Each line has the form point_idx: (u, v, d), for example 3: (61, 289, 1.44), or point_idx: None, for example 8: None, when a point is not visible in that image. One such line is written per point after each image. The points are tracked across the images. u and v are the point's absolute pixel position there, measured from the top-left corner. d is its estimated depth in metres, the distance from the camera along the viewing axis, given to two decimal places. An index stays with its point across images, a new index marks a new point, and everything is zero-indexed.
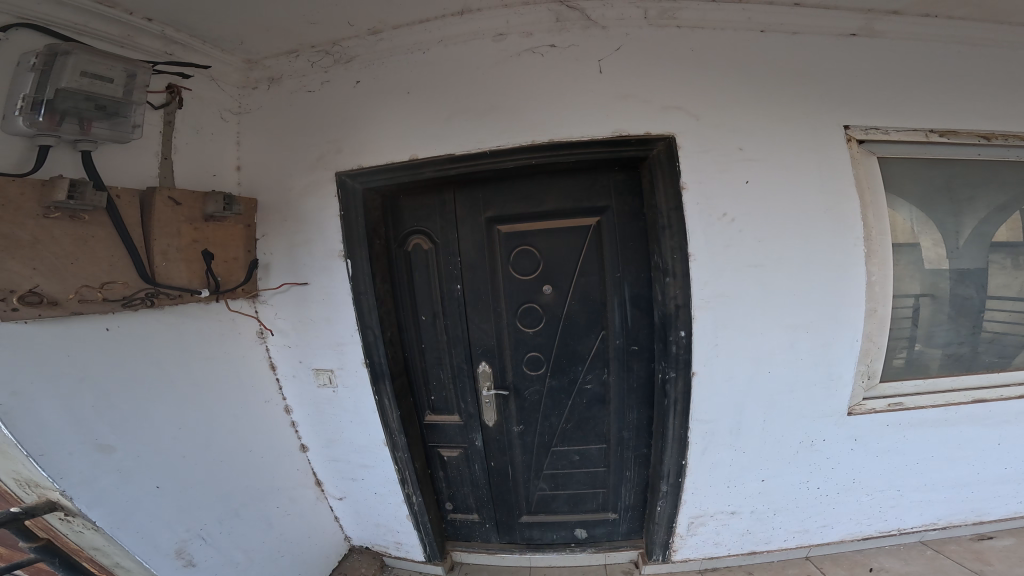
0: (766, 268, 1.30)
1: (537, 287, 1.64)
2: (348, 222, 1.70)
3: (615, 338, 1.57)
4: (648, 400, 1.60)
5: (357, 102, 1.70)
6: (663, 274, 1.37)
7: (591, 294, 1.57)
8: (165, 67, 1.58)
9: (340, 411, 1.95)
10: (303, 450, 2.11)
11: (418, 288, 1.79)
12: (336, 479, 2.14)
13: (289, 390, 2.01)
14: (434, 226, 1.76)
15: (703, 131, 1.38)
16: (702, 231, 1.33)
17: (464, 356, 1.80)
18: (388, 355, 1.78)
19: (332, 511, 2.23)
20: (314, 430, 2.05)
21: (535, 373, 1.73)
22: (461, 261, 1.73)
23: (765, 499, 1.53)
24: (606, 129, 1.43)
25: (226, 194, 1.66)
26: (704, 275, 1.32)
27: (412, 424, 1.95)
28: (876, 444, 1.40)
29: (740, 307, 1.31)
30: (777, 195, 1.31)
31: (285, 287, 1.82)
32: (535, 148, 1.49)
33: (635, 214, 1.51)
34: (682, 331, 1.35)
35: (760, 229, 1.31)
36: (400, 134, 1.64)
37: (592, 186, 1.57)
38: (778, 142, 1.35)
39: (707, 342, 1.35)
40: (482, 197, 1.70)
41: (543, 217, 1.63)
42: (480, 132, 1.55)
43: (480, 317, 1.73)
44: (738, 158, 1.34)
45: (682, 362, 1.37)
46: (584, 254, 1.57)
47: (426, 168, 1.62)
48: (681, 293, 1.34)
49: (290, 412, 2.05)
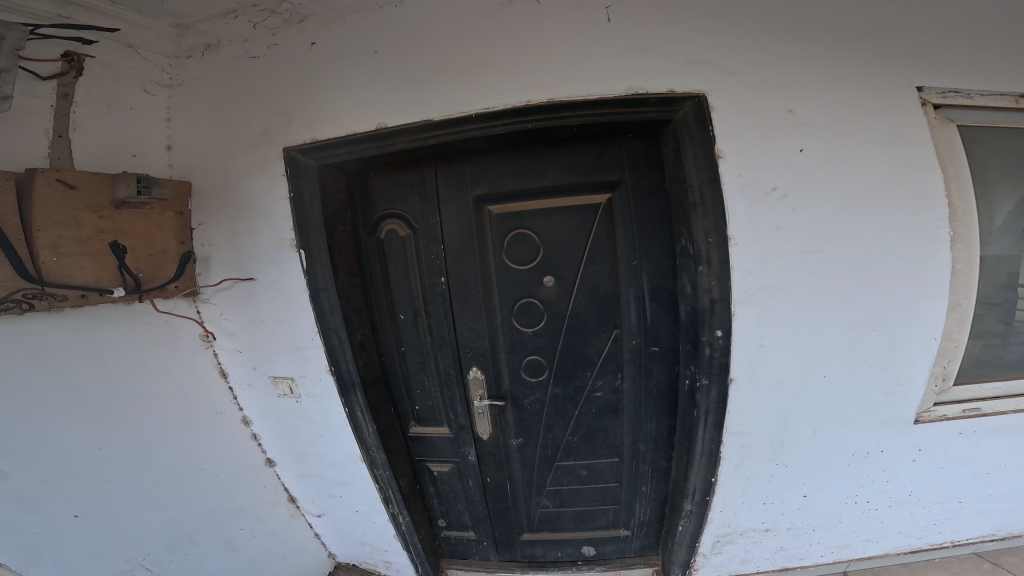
0: (827, 254, 1.03)
1: (536, 280, 1.36)
2: (300, 206, 1.38)
3: (631, 338, 1.31)
4: (672, 410, 1.36)
5: (310, 68, 1.37)
6: (693, 261, 1.11)
7: (601, 288, 1.30)
8: (54, 32, 1.21)
9: (306, 424, 1.68)
10: (270, 464, 1.83)
11: (394, 282, 1.50)
12: (312, 496, 1.88)
13: (245, 400, 1.71)
14: (410, 208, 1.46)
15: (744, 92, 1.07)
16: (744, 210, 1.04)
17: (453, 361, 1.54)
18: (361, 360, 1.51)
19: (313, 528, 1.98)
20: (281, 444, 1.77)
21: (535, 380, 1.47)
22: (445, 249, 1.43)
23: (804, 515, 1.34)
24: (619, 88, 1.13)
25: (142, 175, 1.33)
26: (749, 263, 1.05)
27: (394, 437, 1.70)
28: (942, 454, 1.19)
29: (792, 301, 1.06)
30: (839, 163, 1.03)
31: (228, 284, 1.52)
32: (530, 111, 1.19)
33: (654, 190, 1.23)
34: (718, 331, 1.10)
35: (824, 204, 1.03)
36: (361, 100, 1.32)
37: (599, 158, 1.29)
38: (840, 99, 1.05)
39: (747, 345, 1.10)
40: (467, 173, 1.41)
41: (542, 195, 1.34)
42: (461, 95, 1.24)
43: (469, 315, 1.45)
44: (787, 122, 1.05)
45: (716, 366, 1.13)
46: (593, 238, 1.29)
47: (396, 137, 1.31)
48: (716, 284, 1.08)
49: (250, 425, 1.75)
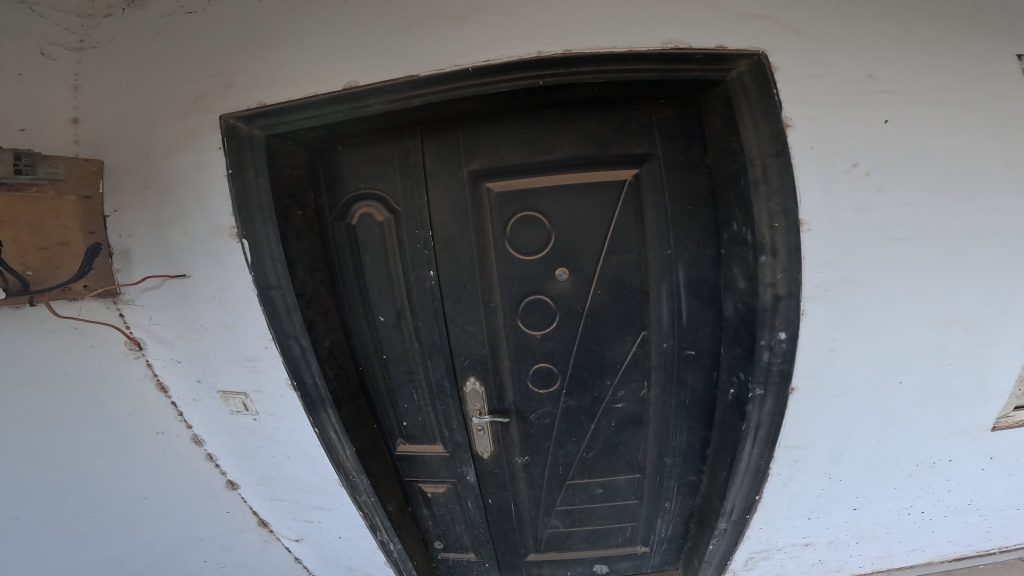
0: (919, 242, 0.84)
1: (549, 275, 1.11)
2: (245, 187, 1.08)
3: (662, 341, 1.11)
4: (709, 419, 1.18)
5: (249, 15, 1.04)
6: (747, 252, 0.91)
7: (627, 283, 1.07)
8: None
9: (269, 445, 1.42)
10: (231, 488, 1.52)
11: (370, 278, 1.21)
12: (287, 520, 1.59)
13: (194, 416, 1.41)
14: (390, 188, 1.17)
15: (816, 49, 0.84)
16: (818, 189, 0.83)
17: (448, 370, 1.29)
18: (331, 373, 1.24)
19: (291, 552, 1.68)
20: (245, 465, 1.48)
21: (546, 393, 1.25)
22: (435, 238, 1.16)
23: (850, 529, 1.20)
24: (656, 40, 0.88)
25: (22, 149, 1.00)
26: (823, 253, 0.85)
27: (379, 458, 1.46)
28: (1013, 461, 1.07)
29: (873, 299, 0.87)
30: (930, 137, 0.83)
31: (158, 282, 1.23)
32: (539, 65, 0.93)
33: (694, 165, 1.00)
34: (782, 333, 0.91)
35: (921, 181, 0.83)
36: (319, 55, 1.01)
37: (623, 129, 1.05)
38: (932, 62, 0.83)
39: (815, 350, 0.91)
40: (461, 146, 1.14)
41: (553, 172, 1.09)
42: (449, 47, 0.96)
43: (466, 316, 1.20)
44: (866, 90, 0.83)
45: (775, 375, 0.95)
46: (617, 224, 1.05)
47: (367, 97, 1.02)
48: (784, 278, 0.87)
49: (202, 444, 1.45)
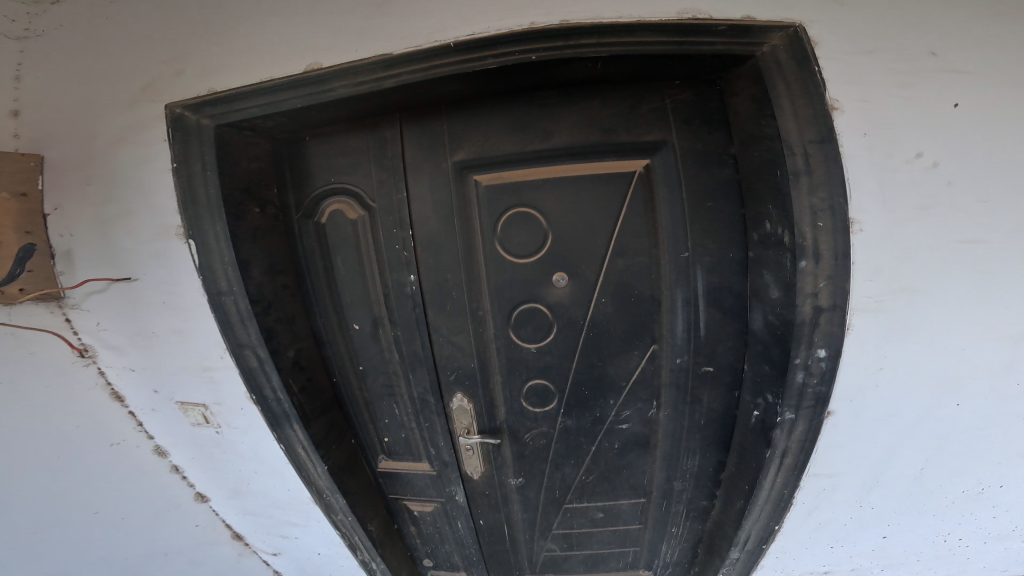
0: (992, 245, 0.70)
1: (546, 279, 0.97)
2: (193, 183, 0.94)
3: (674, 357, 0.97)
4: (727, 442, 1.05)
5: None
6: (784, 257, 0.77)
7: (635, 289, 0.93)
8: None
9: (236, 460, 1.30)
10: (201, 500, 1.40)
11: (342, 281, 1.06)
12: (263, 534, 1.47)
13: (154, 427, 1.28)
14: (365, 181, 1.01)
15: (874, 20, 0.68)
16: (874, 184, 0.69)
17: (433, 385, 1.15)
18: (298, 387, 1.10)
19: (268, 567, 1.54)
20: (213, 478, 1.36)
21: (541, 412, 1.12)
22: (415, 237, 1.00)
23: (876, 557, 1.04)
24: (671, 10, 0.73)
25: None
26: (878, 259, 0.71)
27: (357, 475, 1.33)
28: None
29: (933, 311, 0.73)
30: (1008, 126, 0.68)
31: (103, 285, 1.09)
32: (532, 39, 0.78)
33: (717, 156, 0.86)
34: (822, 350, 0.77)
35: (999, 175, 0.68)
36: (274, 34, 0.86)
37: (633, 113, 0.90)
38: (1015, 36, 0.67)
39: (859, 370, 0.78)
40: (444, 134, 0.99)
41: (551, 163, 0.94)
42: (426, 20, 0.80)
43: (450, 325, 1.06)
44: (932, 71, 0.68)
45: (811, 400, 0.81)
46: (623, 222, 0.91)
47: (331, 80, 0.87)
48: (827, 287, 0.73)
49: (165, 455, 1.32)
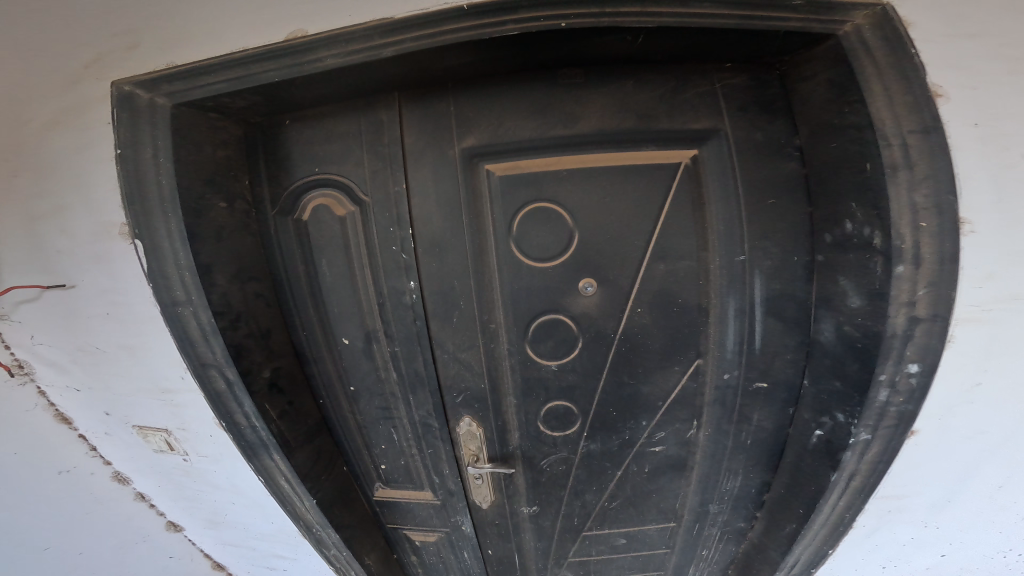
0: None
1: (571, 286, 0.83)
2: (142, 173, 0.76)
3: (721, 374, 0.85)
4: (776, 462, 0.96)
5: None
6: (869, 262, 0.69)
7: (680, 297, 0.81)
8: None
9: (208, 490, 1.11)
10: (174, 529, 1.22)
11: (328, 288, 0.87)
12: (248, 566, 1.29)
13: (111, 452, 1.09)
14: (354, 170, 0.84)
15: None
16: (992, 180, 0.61)
17: (438, 408, 0.99)
18: (275, 414, 0.93)
19: None
20: (184, 508, 1.18)
21: (561, 437, 0.99)
22: (416, 237, 0.83)
23: None
24: None
25: None
26: (990, 265, 0.63)
27: (351, 506, 1.15)
28: None
29: None
30: None
31: (35, 294, 0.89)
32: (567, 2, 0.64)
33: (781, 147, 0.75)
34: (915, 366, 0.69)
35: None
36: None
37: (676, 97, 0.78)
38: None
39: (957, 386, 0.71)
40: (452, 117, 0.84)
41: (581, 152, 0.80)
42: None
43: (459, 340, 0.90)
44: None
45: (897, 419, 0.74)
46: (666, 219, 0.77)
47: (319, 49, 0.71)
48: (927, 296, 0.65)
49: (127, 483, 1.13)
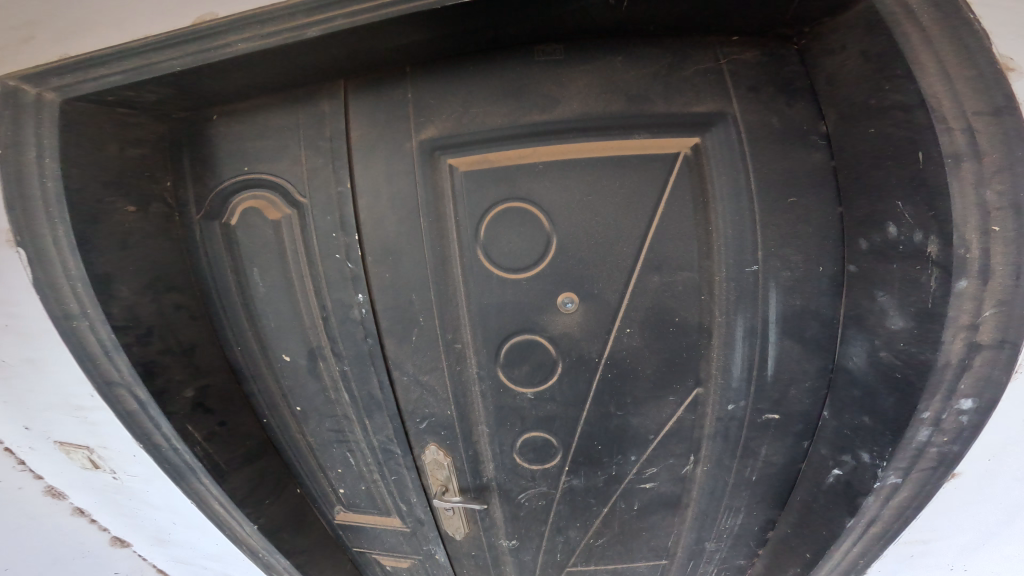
0: None
1: (550, 302, 0.70)
2: (27, 181, 0.65)
3: (725, 404, 0.72)
4: (782, 498, 0.80)
5: None
6: (917, 275, 0.56)
7: (677, 316, 0.67)
8: None
9: (144, 509, 1.02)
10: (117, 545, 1.11)
11: (261, 300, 0.75)
12: None
13: (40, 465, 0.97)
14: (292, 169, 0.71)
15: None
16: None
17: (398, 433, 0.86)
18: (201, 435, 0.82)
19: None
20: (128, 525, 1.07)
21: (540, 470, 0.87)
22: (364, 241, 0.70)
23: None
24: None
25: None
26: None
27: (307, 532, 1.01)
28: None
29: None
30: None
31: None
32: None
33: (803, 134, 0.61)
34: (967, 401, 0.57)
35: None
36: None
37: (671, 77, 0.64)
38: None
39: (1016, 422, 0.59)
40: (409, 105, 0.70)
41: (560, 141, 0.67)
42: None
43: (419, 359, 0.77)
44: None
45: (935, 459, 0.62)
46: (661, 222, 0.64)
47: (232, 32, 0.60)
48: (994, 317, 0.52)
49: (62, 497, 1.02)
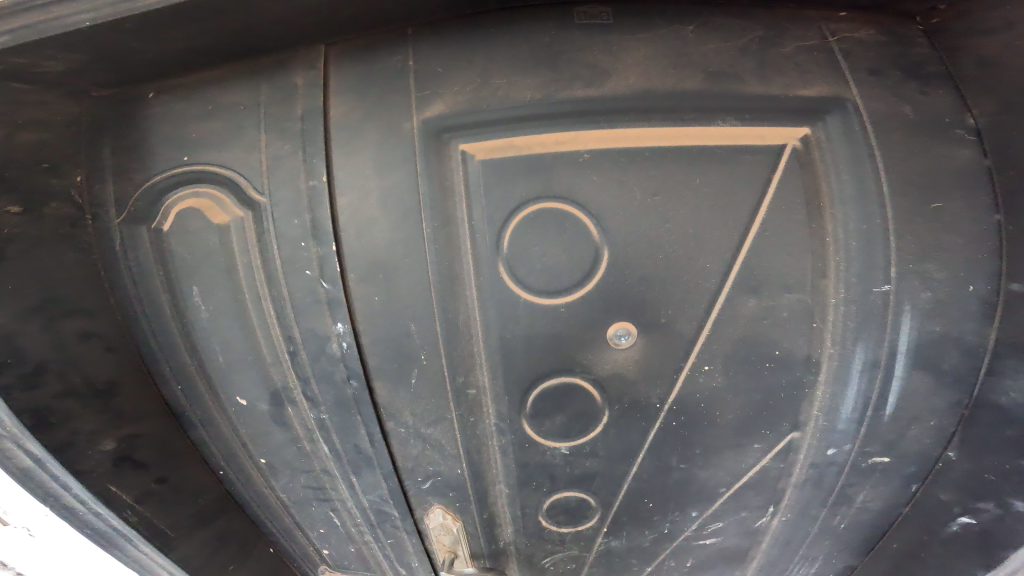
0: None
1: (599, 333, 0.52)
2: None
3: (823, 449, 0.56)
4: (874, 544, 0.63)
5: None
6: None
7: (777, 349, 0.51)
8: None
9: None
10: None
11: (203, 325, 0.55)
12: None
13: None
14: (245, 157, 0.51)
15: None
16: None
17: (395, 495, 0.64)
18: (133, 498, 0.60)
19: None
20: None
21: (571, 532, 0.65)
22: (341, 246, 0.51)
23: None
24: None
25: None
26: None
27: None
28: None
29: None
30: None
31: None
32: None
33: (947, 127, 0.50)
34: None
35: None
36: None
37: (766, 52, 0.49)
38: None
39: None
40: (408, 77, 0.52)
41: (614, 125, 0.50)
42: None
43: (428, 400, 0.57)
44: None
45: None
46: (762, 229, 0.48)
47: None
48: None
49: None
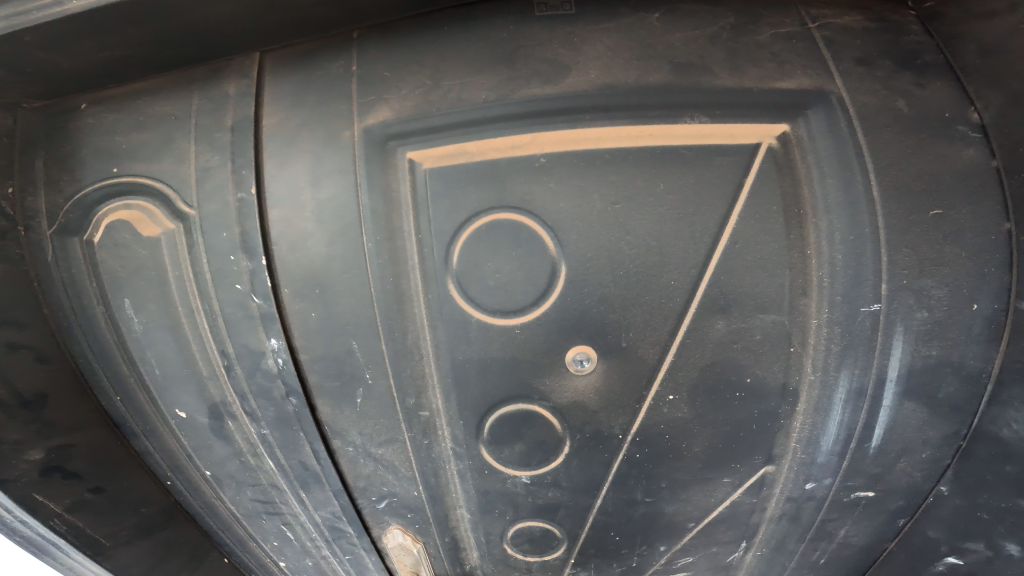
0: None
1: (555, 359, 0.47)
2: None
3: (801, 483, 0.51)
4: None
5: None
6: None
7: (748, 378, 0.46)
8: None
9: None
10: None
11: (134, 339, 0.52)
12: None
13: None
14: (173, 169, 0.48)
15: None
16: None
17: (348, 512, 0.60)
18: (60, 506, 0.56)
19: None
20: None
21: (539, 562, 0.61)
22: (274, 256, 0.47)
23: None
24: None
25: None
26: None
27: None
28: None
29: None
30: None
31: None
32: None
33: (947, 125, 0.44)
34: None
35: None
36: None
37: (741, 45, 0.44)
38: None
39: None
40: (350, 78, 0.48)
41: (574, 119, 0.45)
42: None
43: (375, 420, 0.53)
44: None
45: None
46: (730, 241, 0.43)
47: None
48: None
49: None
